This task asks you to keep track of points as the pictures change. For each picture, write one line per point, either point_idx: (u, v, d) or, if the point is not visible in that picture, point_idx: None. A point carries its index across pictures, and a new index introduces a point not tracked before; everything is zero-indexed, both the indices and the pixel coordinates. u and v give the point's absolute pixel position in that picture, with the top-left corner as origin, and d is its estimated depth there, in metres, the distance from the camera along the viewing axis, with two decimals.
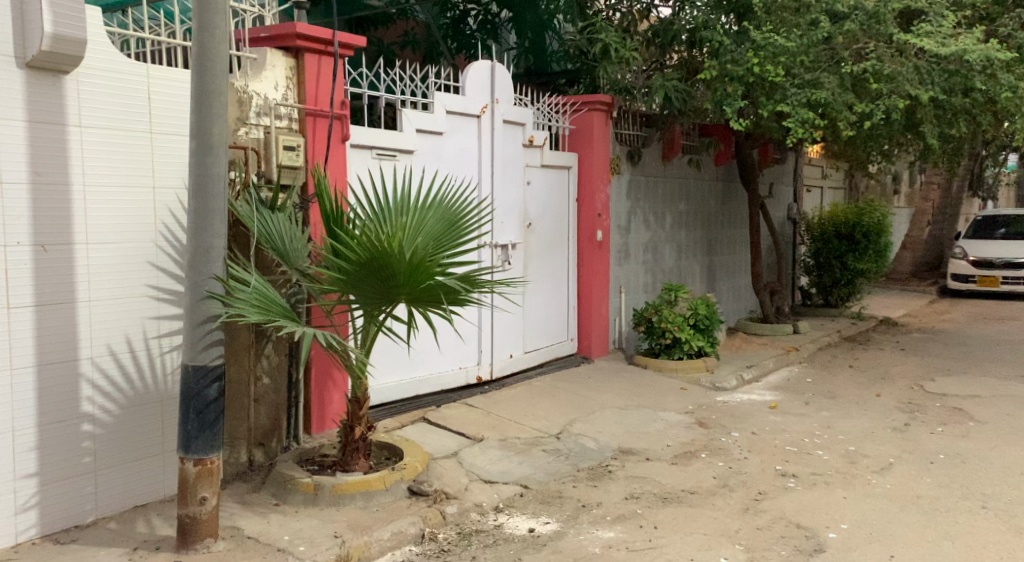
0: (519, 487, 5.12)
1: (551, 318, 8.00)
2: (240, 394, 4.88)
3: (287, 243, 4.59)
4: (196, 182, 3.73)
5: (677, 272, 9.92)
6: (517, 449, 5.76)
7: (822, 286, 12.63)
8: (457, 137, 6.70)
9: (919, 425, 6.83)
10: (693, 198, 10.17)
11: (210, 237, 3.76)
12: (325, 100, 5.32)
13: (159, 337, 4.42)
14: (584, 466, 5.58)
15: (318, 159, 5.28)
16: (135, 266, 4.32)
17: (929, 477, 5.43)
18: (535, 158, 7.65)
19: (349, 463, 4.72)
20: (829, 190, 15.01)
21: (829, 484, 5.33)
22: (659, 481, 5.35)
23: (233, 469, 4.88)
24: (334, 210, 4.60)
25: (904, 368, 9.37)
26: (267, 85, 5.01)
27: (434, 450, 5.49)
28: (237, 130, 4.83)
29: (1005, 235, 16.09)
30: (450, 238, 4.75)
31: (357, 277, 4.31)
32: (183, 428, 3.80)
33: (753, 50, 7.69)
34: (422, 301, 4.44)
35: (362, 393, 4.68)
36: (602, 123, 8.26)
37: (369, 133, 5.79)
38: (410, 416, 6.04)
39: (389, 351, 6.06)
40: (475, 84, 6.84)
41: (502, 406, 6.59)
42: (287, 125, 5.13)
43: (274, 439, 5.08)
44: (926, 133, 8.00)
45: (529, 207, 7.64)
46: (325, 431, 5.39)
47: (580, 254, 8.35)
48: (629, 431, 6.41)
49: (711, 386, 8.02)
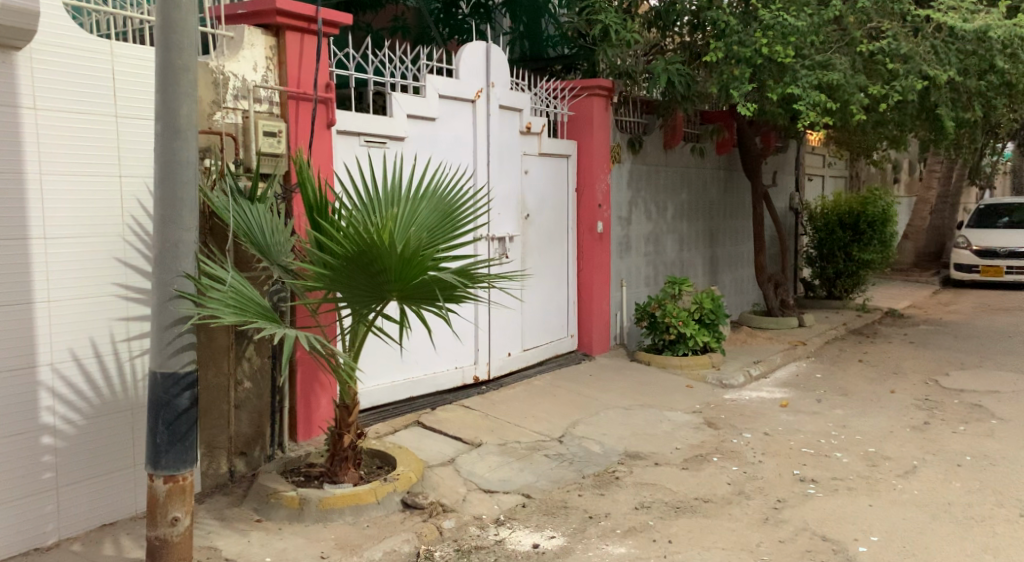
0: (521, 496, 4.78)
1: (550, 313, 7.65)
2: (219, 400, 4.51)
3: (267, 236, 4.22)
4: (162, 169, 3.31)
5: (679, 264, 9.57)
6: (518, 454, 5.40)
7: (826, 278, 12.27)
8: (451, 124, 6.33)
9: (939, 424, 6.50)
10: (694, 187, 9.79)
11: (179, 230, 3.34)
12: (308, 81, 4.93)
13: (129, 340, 4.05)
14: (590, 472, 5.23)
15: (301, 145, 4.90)
16: (100, 262, 3.94)
17: (958, 482, 5.12)
18: (533, 146, 7.28)
19: (337, 473, 4.36)
20: (830, 178, 14.64)
21: (852, 490, 5.00)
22: (670, 489, 5.01)
23: (212, 481, 4.51)
24: (318, 199, 4.19)
25: (916, 362, 9.05)
26: (245, 66, 4.61)
27: (429, 457, 5.14)
28: (212, 114, 4.45)
29: (1007, 225, 15.76)
30: (444, 230, 4.39)
31: (343, 273, 3.93)
32: (152, 442, 3.39)
33: (761, 31, 7.31)
34: (415, 299, 4.07)
35: (351, 399, 4.31)
36: (602, 108, 7.91)
37: (356, 118, 5.43)
38: (403, 420, 5.68)
39: (379, 352, 5.70)
40: (469, 66, 6.45)
41: (501, 407, 6.24)
42: (267, 109, 4.75)
43: (257, 448, 4.73)
44: (942, 118, 7.66)
45: (527, 197, 7.28)
46: (313, 438, 5.03)
47: (580, 246, 7.98)
48: (636, 433, 6.06)
49: (719, 383, 7.68)
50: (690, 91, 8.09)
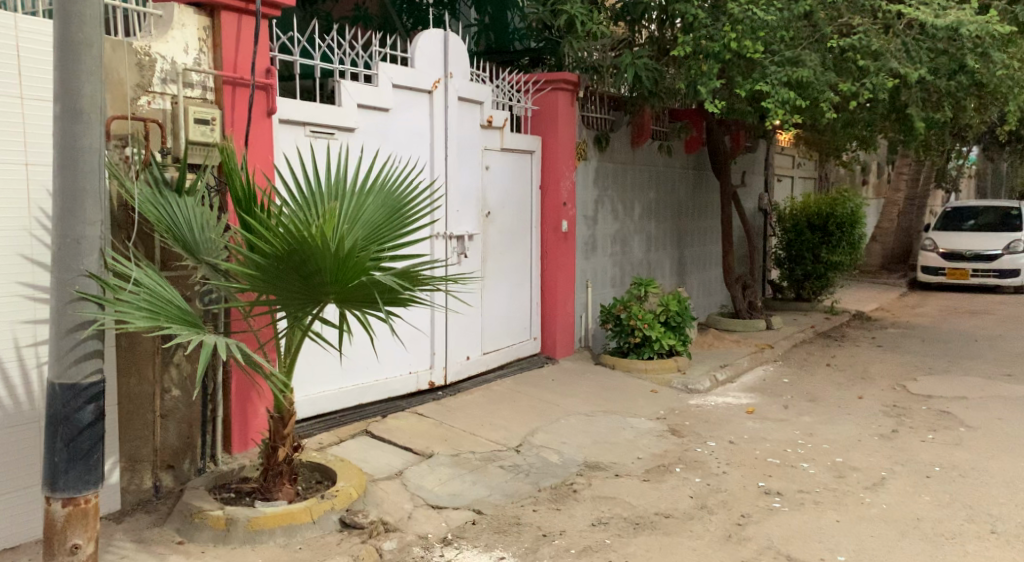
0: (471, 512, 4.48)
1: (511, 314, 7.36)
2: (142, 409, 4.16)
3: (195, 232, 3.89)
4: (61, 156, 2.98)
5: (646, 265, 9.32)
6: (471, 466, 5.10)
7: (794, 279, 12.11)
8: (406, 115, 6.01)
9: (907, 432, 6.32)
10: (662, 186, 9.56)
11: (81, 224, 3.02)
12: (246, 66, 4.57)
13: (35, 346, 3.69)
14: (547, 485, 4.94)
15: (237, 134, 4.55)
16: (2, 259, 3.58)
17: (928, 495, 4.92)
18: (494, 140, 6.98)
19: (271, 489, 4.04)
20: (799, 179, 14.52)
21: (818, 504, 4.77)
22: (630, 503, 4.74)
23: (134, 497, 4.16)
24: (248, 192, 3.87)
25: (884, 367, 8.89)
26: (174, 47, 4.26)
27: (375, 470, 4.83)
28: (137, 98, 4.09)
29: (973, 227, 15.77)
30: (392, 228, 4.07)
31: (274, 273, 3.59)
32: (49, 460, 3.06)
33: (730, 24, 7.05)
34: (354, 301, 3.75)
35: (287, 409, 3.98)
36: (567, 103, 7.62)
37: (301, 107, 5.09)
38: (349, 429, 5.36)
39: (323, 357, 5.37)
40: (425, 55, 6.14)
41: (456, 415, 5.94)
42: (200, 95, 4.39)
43: (186, 460, 4.38)
44: (912, 117, 7.52)
45: (487, 194, 6.98)
46: (249, 450, 4.68)
47: (543, 245, 7.69)
48: (596, 441, 5.80)
49: (684, 387, 7.43)
50: (658, 86, 7.78)
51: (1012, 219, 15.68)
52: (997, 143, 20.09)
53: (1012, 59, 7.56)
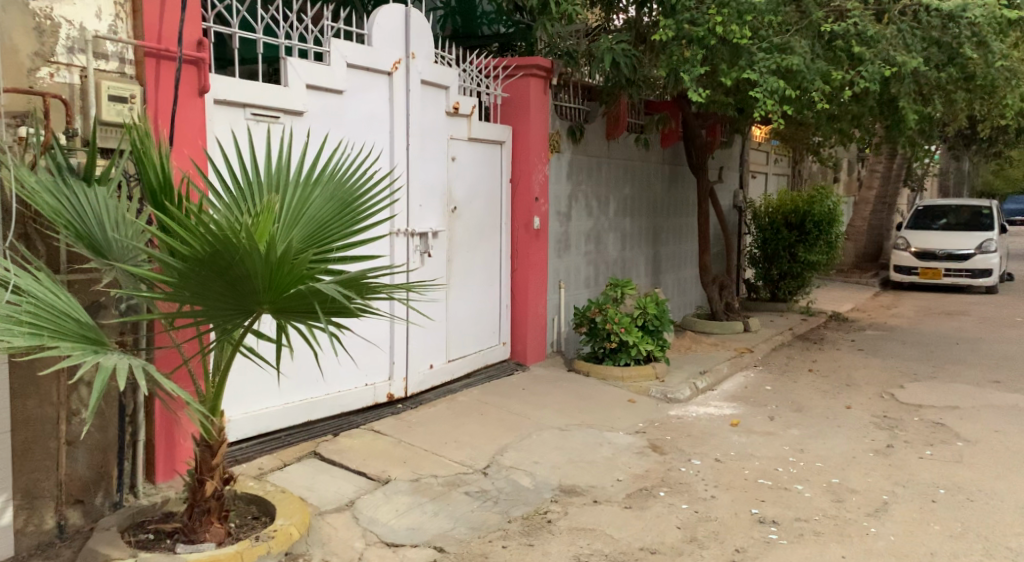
0: (432, 551, 3.93)
1: (478, 318, 6.80)
2: (44, 435, 3.54)
3: (106, 228, 3.27)
4: None
5: (621, 264, 8.81)
6: (433, 493, 4.53)
7: (769, 279, 11.72)
8: (361, 98, 5.41)
9: (903, 448, 5.87)
10: (638, 182, 9.04)
11: None
12: (172, 37, 3.95)
13: None
14: (517, 515, 4.40)
15: (160, 113, 3.94)
16: None
17: (937, 524, 4.46)
18: (461, 129, 6.41)
19: (196, 530, 3.43)
20: (773, 176, 14.09)
21: (819, 536, 4.29)
22: (611, 536, 4.22)
23: (32, 540, 3.52)
24: (166, 181, 3.25)
25: (868, 372, 8.50)
26: (84, 10, 3.63)
27: (321, 502, 4.25)
28: (38, 69, 3.47)
29: (944, 226, 15.53)
30: (341, 225, 3.48)
31: (195, 281, 2.98)
32: None
33: (715, 6, 6.50)
34: (292, 313, 3.16)
35: (216, 436, 3.40)
36: (539, 90, 7.05)
37: (238, 85, 4.49)
38: (295, 451, 4.77)
39: (262, 372, 4.78)
40: (384, 32, 5.54)
41: (416, 431, 5.37)
42: (117, 68, 3.77)
43: (98, 494, 3.77)
44: (904, 110, 7.07)
45: (453, 187, 6.40)
46: (175, 480, 4.09)
47: (513, 243, 7.13)
48: (572, 461, 5.27)
49: (663, 396, 6.93)
50: (636, 74, 7.23)
51: (982, 218, 15.49)
52: (963, 141, 19.97)
53: (1011, 49, 7.15)
